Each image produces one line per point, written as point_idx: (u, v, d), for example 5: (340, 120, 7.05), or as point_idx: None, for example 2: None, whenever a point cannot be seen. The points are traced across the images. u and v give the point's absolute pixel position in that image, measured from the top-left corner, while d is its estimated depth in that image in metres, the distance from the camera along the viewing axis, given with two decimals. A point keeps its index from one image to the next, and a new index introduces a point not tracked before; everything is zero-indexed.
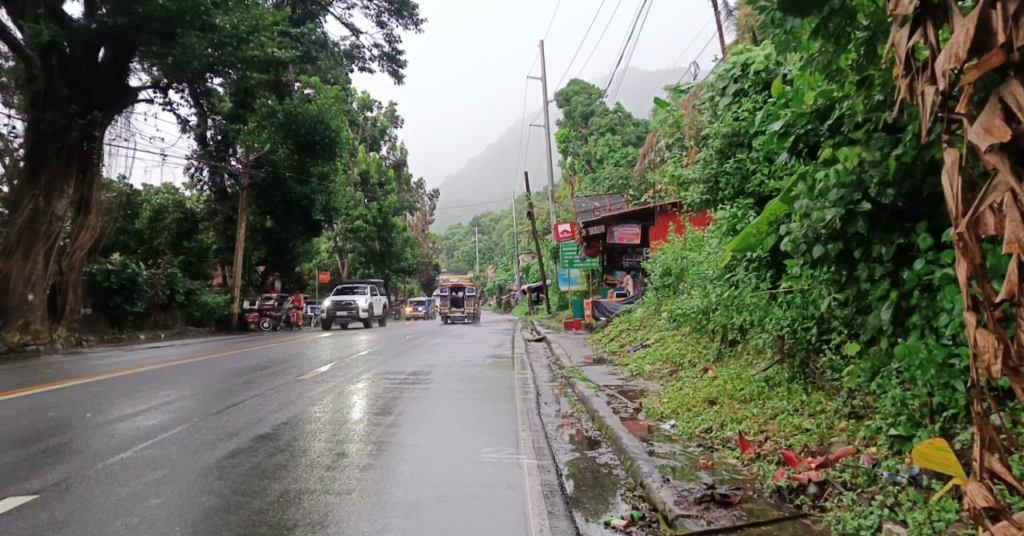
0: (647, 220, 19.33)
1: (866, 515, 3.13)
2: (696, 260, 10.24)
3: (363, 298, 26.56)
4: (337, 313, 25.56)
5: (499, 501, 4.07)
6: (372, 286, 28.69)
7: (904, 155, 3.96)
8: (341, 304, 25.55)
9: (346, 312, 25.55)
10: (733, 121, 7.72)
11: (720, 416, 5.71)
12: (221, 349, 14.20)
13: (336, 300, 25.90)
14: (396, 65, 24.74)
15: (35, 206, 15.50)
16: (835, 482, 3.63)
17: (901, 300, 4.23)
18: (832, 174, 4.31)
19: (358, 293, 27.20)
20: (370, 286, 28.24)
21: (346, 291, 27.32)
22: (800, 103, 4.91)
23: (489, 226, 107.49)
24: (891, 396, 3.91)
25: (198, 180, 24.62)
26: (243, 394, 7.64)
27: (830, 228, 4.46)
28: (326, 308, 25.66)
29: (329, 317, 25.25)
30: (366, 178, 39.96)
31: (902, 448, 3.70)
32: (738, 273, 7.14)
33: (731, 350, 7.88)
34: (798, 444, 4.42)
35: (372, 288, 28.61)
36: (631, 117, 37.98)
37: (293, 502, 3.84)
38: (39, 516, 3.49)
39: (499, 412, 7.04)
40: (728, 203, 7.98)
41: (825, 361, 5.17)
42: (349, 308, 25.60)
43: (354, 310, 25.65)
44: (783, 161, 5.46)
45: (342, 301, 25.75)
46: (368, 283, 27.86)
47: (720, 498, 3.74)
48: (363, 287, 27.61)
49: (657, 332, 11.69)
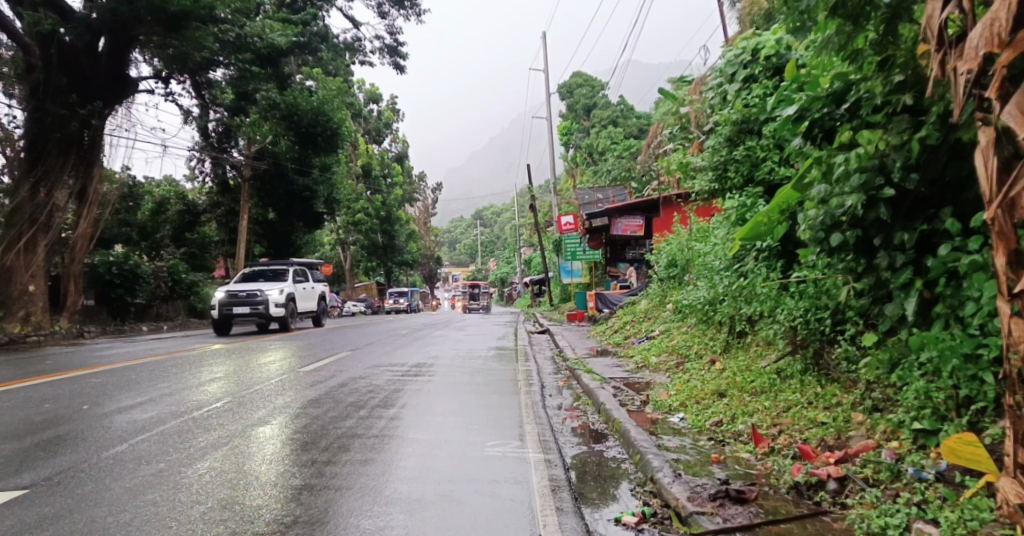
0: (651, 212, 19.06)
1: (892, 513, 2.99)
2: (702, 251, 10.07)
3: (278, 287, 16.48)
4: (232, 313, 15.37)
5: (506, 497, 3.92)
6: (302, 269, 18.95)
7: (929, 136, 3.83)
8: (238, 297, 15.37)
9: (246, 311, 15.38)
10: (743, 108, 7.49)
11: (730, 409, 5.56)
12: (223, 342, 14.03)
13: (232, 290, 15.70)
14: (397, 56, 24.42)
15: (35, 196, 15.30)
16: (856, 477, 3.49)
17: (926, 289, 4.06)
18: (850, 157, 4.16)
19: (276, 280, 17.28)
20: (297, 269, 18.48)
21: (254, 277, 17.14)
22: (816, 86, 4.74)
23: (490, 219, 107.08)
24: (913, 387, 3.76)
25: (199, 171, 24.44)
26: (235, 390, 7.28)
27: (849, 215, 4.29)
28: (213, 303, 15.53)
29: (218, 318, 15.51)
30: (368, 170, 39.09)
31: (925, 442, 3.56)
32: (747, 263, 6.96)
33: (739, 341, 7.74)
34: (814, 437, 4.28)
35: (302, 273, 18.83)
36: (633, 110, 37.60)
37: (299, 498, 3.71)
38: (28, 513, 3.34)
39: (504, 405, 6.90)
40: (736, 192, 7.74)
41: (841, 352, 5.02)
42: (252, 302, 15.51)
43: (262, 306, 15.56)
44: (797, 146, 5.29)
45: (240, 291, 15.68)
46: (295, 263, 18.33)
47: (735, 494, 3.59)
48: (284, 271, 17.54)
49: (662, 323, 11.53)
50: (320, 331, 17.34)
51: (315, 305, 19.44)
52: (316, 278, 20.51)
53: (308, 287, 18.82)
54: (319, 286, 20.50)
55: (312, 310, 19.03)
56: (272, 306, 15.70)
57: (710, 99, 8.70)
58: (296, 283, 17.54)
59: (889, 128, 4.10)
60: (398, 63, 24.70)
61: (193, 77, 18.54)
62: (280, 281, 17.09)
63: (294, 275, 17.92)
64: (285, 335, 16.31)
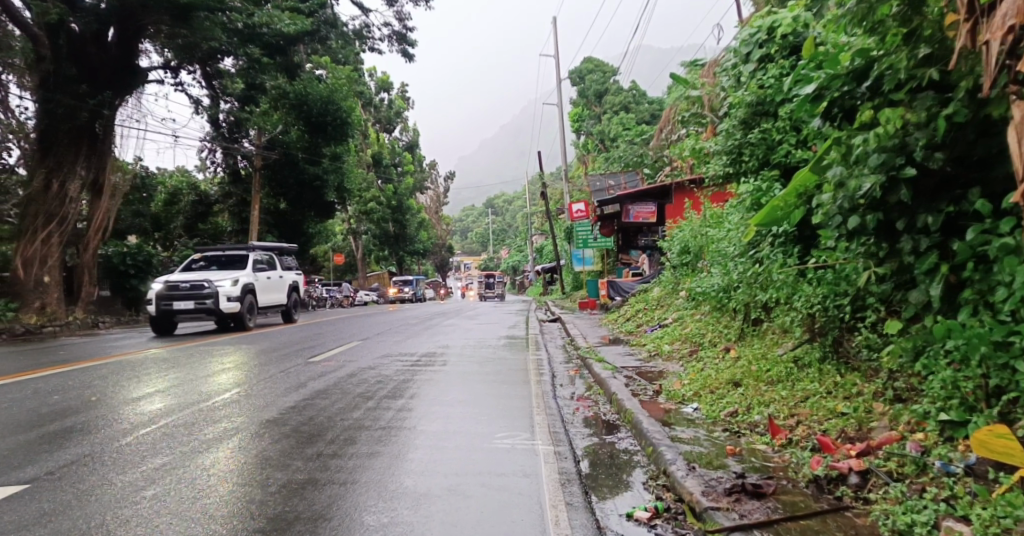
0: (663, 198, 18.78)
1: (918, 509, 2.85)
2: (716, 237, 9.87)
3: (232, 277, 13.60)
4: (173, 309, 12.67)
5: (514, 490, 3.83)
6: (268, 255, 15.81)
7: (956, 113, 3.63)
8: (177, 290, 12.59)
9: (189, 307, 12.62)
10: (758, 89, 7.24)
11: (745, 399, 5.42)
12: (171, 343, 11.62)
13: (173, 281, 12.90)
14: (406, 43, 24.22)
15: (48, 187, 15.38)
16: (879, 471, 3.34)
17: (951, 274, 3.87)
18: (870, 137, 3.96)
19: (231, 268, 14.24)
20: (260, 255, 15.32)
21: (206, 265, 14.16)
22: (835, 64, 4.53)
23: (502, 207, 106.76)
24: (940, 376, 3.59)
25: (210, 162, 24.36)
26: (219, 391, 6.53)
27: (869, 197, 4.10)
28: (152, 297, 12.79)
29: (156, 315, 12.70)
30: (379, 159, 39.06)
31: (953, 434, 3.40)
32: (762, 249, 6.77)
33: (755, 329, 7.58)
34: (834, 428, 4.13)
35: (267, 259, 15.66)
36: (645, 95, 37.14)
37: (303, 491, 3.65)
38: (26, 508, 3.30)
39: (514, 395, 6.80)
40: (751, 176, 7.52)
41: (861, 339, 4.84)
42: (197, 295, 12.75)
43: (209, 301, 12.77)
44: (815, 127, 5.07)
45: (182, 282, 12.84)
46: (257, 247, 15.24)
47: (752, 489, 3.46)
48: (243, 257, 14.53)
49: (675, 311, 11.35)
50: (287, 329, 14.33)
51: (285, 297, 16.35)
52: (289, 266, 17.38)
53: (274, 276, 15.69)
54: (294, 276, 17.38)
55: (279, 304, 15.96)
56: (222, 300, 12.88)
57: (723, 81, 8.46)
58: (257, 271, 14.49)
59: (913, 106, 3.90)
60: (407, 50, 24.48)
61: (203, 66, 18.58)
62: (236, 269, 14.05)
63: (256, 262, 14.83)
64: (239, 335, 13.33)
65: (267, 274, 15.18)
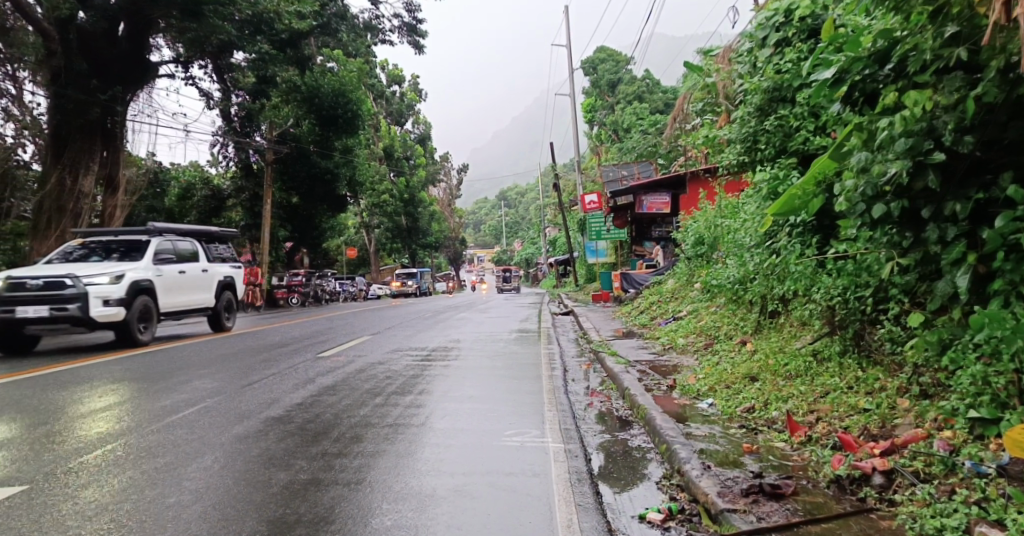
0: (677, 188, 18.50)
1: (948, 513, 2.69)
2: (732, 227, 9.66)
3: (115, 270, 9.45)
4: (18, 318, 8.58)
5: (522, 491, 3.71)
6: (189, 241, 11.69)
7: (987, 93, 3.44)
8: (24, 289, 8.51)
9: (42, 315, 8.53)
10: (775, 74, 7.00)
11: (762, 394, 5.25)
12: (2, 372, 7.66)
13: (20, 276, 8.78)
14: (417, 35, 24.07)
15: (61, 183, 15.48)
16: (905, 471, 3.18)
17: (981, 264, 3.68)
18: (895, 121, 3.78)
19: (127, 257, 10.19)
20: (176, 240, 11.25)
21: (85, 255, 9.94)
22: (856, 46, 4.34)
23: (515, 200, 106.47)
24: (968, 372, 3.41)
25: (223, 157, 24.15)
26: (221, 390, 6.37)
27: (894, 185, 3.91)
28: None
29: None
30: (391, 152, 39.00)
31: (983, 433, 3.22)
32: (779, 240, 6.57)
33: (772, 321, 7.39)
34: (856, 425, 3.97)
35: (185, 248, 11.53)
36: (660, 84, 36.71)
37: (308, 494, 3.59)
38: (23, 510, 3.27)
39: (524, 390, 6.70)
40: (768, 165, 7.29)
41: (884, 332, 4.65)
42: (53, 299, 8.62)
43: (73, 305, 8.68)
44: (835, 112, 4.89)
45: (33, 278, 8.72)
46: (173, 229, 11.19)
47: (770, 490, 3.32)
48: (145, 243, 10.42)
49: (690, 303, 11.14)
50: (206, 343, 10.45)
51: (214, 298, 12.22)
52: (224, 257, 13.17)
53: (195, 270, 11.54)
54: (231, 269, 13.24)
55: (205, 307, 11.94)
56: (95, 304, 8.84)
57: (738, 68, 8.21)
58: (161, 264, 10.31)
59: (940, 88, 3.71)
60: (418, 42, 24.29)
61: (215, 60, 18.69)
62: (129, 261, 9.88)
63: (161, 251, 10.60)
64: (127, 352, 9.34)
65: (185, 268, 11.19)
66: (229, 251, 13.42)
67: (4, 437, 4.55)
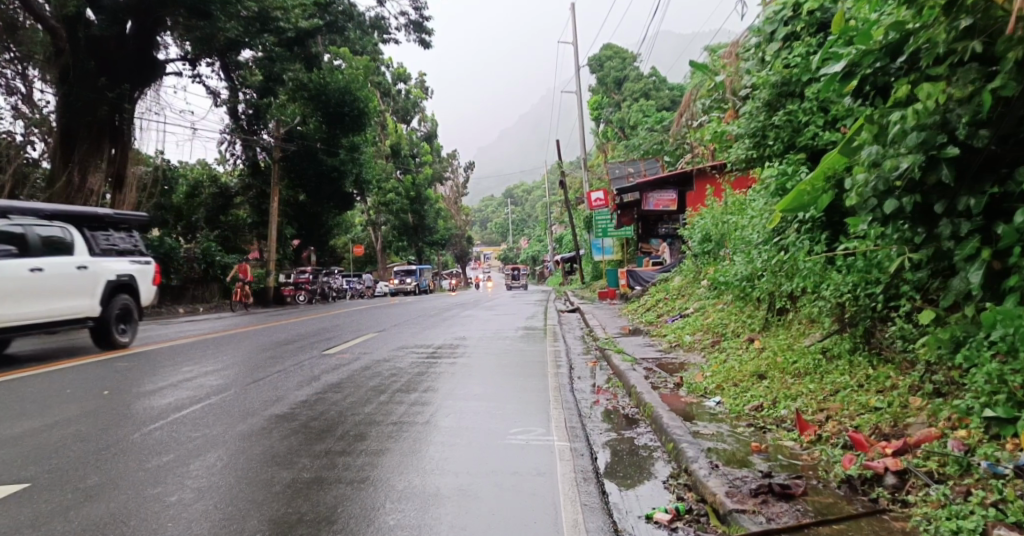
0: (684, 185, 18.39)
1: (965, 515, 2.62)
2: (739, 223, 9.58)
3: None
4: None
5: (528, 491, 3.67)
6: (58, 229, 8.29)
7: (1003, 86, 3.35)
8: None
9: None
10: (784, 69, 6.91)
11: (771, 392, 5.19)
12: None
13: None
14: (422, 32, 24.01)
15: (69, 181, 15.55)
16: (919, 472, 3.11)
17: (996, 260, 3.59)
18: (907, 114, 3.70)
19: None
20: (31, 229, 7.88)
21: None
22: (867, 39, 4.27)
23: (521, 197, 106.37)
24: (985, 369, 3.32)
25: (230, 155, 24.29)
26: (225, 387, 6.35)
27: (906, 179, 3.83)
28: None
29: None
30: (397, 150, 38.95)
31: (999, 432, 3.15)
32: (788, 236, 6.49)
33: (780, 319, 7.32)
34: (867, 424, 3.90)
35: (53, 238, 8.19)
36: (666, 81, 36.60)
37: (312, 492, 3.56)
38: (25, 508, 3.25)
39: (529, 388, 6.65)
40: (776, 160, 7.20)
41: (895, 330, 4.57)
42: None
43: None
44: (846, 106, 4.81)
45: None
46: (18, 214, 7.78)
47: (779, 490, 3.26)
48: None
49: (697, 301, 11.07)
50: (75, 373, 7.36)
51: (101, 307, 8.80)
52: (121, 249, 9.50)
53: (65, 269, 8.16)
54: (134, 266, 9.73)
55: (83, 321, 8.51)
56: None
57: (746, 63, 8.13)
58: None
59: (953, 81, 3.63)
60: (424, 39, 24.26)
61: (221, 58, 18.69)
62: None
63: None
64: None
65: (35, 267, 7.73)
66: (134, 242, 9.88)
67: (8, 435, 4.53)
